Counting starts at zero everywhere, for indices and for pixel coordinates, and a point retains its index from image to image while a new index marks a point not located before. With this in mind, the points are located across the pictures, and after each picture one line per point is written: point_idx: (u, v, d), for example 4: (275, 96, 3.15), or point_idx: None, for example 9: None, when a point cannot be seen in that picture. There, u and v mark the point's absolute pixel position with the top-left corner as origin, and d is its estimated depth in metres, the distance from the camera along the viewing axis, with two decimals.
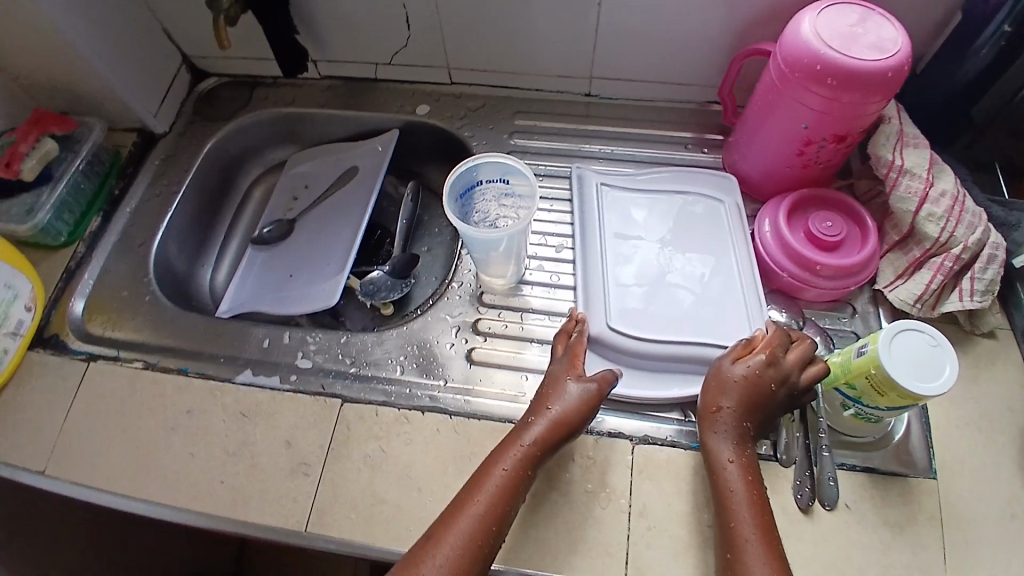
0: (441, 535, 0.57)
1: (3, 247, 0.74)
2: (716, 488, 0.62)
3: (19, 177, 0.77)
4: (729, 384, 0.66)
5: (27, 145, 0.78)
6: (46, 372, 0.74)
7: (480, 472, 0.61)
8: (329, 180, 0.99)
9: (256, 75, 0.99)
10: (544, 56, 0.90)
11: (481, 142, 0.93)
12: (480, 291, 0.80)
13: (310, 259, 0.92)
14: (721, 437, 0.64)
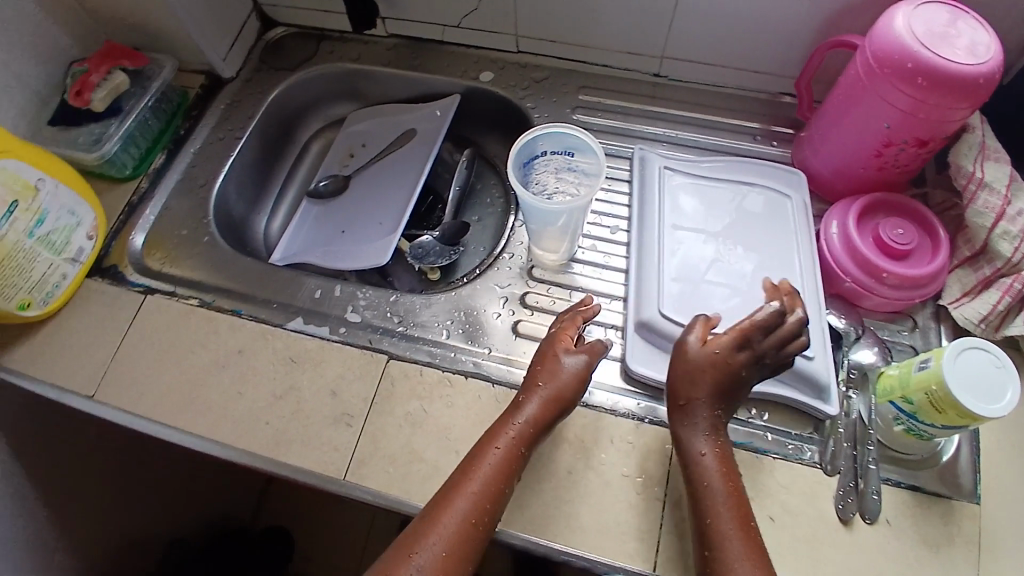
0: (436, 515, 0.57)
1: (70, 173, 0.74)
2: (691, 483, 0.60)
3: (89, 106, 0.78)
4: (697, 372, 0.63)
5: (100, 75, 0.79)
6: (104, 299, 0.75)
7: (476, 453, 0.60)
8: (387, 140, 0.99)
9: (324, 28, 0.98)
10: (618, 31, 0.86)
11: (542, 115, 0.90)
12: (531, 265, 0.79)
13: (362, 217, 0.92)
14: (695, 430, 0.62)
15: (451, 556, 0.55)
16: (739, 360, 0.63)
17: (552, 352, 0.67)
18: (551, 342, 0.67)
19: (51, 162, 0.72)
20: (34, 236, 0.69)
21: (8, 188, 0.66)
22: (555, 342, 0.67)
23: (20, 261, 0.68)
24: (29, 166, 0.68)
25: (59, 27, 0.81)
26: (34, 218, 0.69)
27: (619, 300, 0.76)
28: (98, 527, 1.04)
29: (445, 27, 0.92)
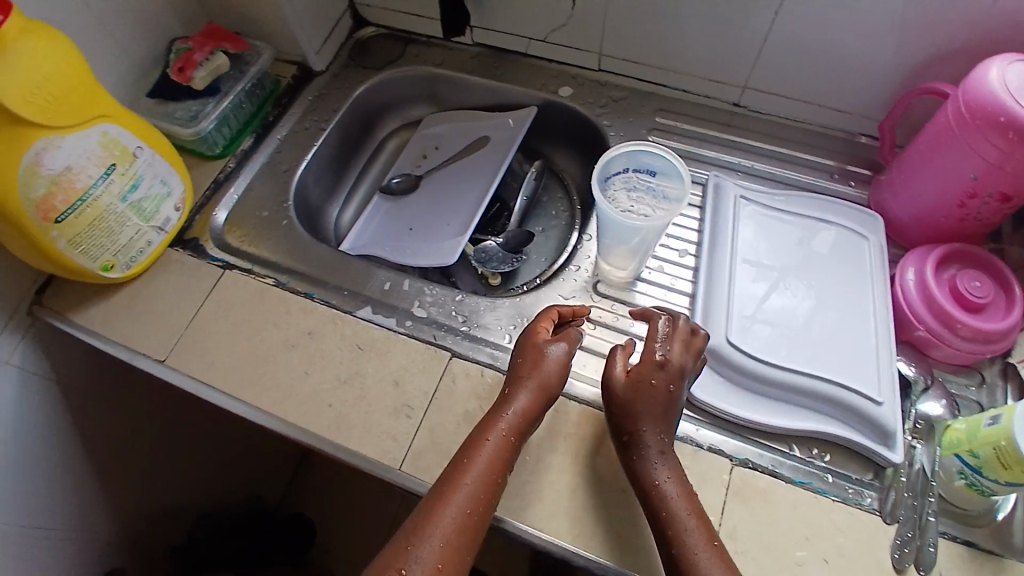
0: (432, 510, 0.57)
1: (165, 143, 0.76)
2: (650, 509, 0.60)
3: (189, 83, 0.80)
4: (631, 401, 0.63)
5: (203, 54, 0.81)
6: (183, 270, 0.78)
7: (467, 447, 0.61)
8: (459, 145, 1.01)
9: (412, 31, 1.00)
10: (703, 59, 0.87)
11: (618, 133, 0.90)
12: (596, 280, 0.79)
13: (430, 217, 0.94)
14: (647, 458, 0.61)
15: (451, 549, 0.55)
16: (664, 380, 0.64)
17: (526, 347, 0.68)
18: (528, 335, 0.67)
19: (151, 132, 0.74)
20: (126, 201, 0.71)
21: (106, 151, 0.68)
22: (523, 344, 0.68)
23: (111, 224, 0.70)
24: (129, 133, 0.70)
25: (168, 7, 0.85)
26: (128, 183, 0.71)
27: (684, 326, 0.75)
28: (142, 492, 1.06)
29: (530, 40, 0.93)
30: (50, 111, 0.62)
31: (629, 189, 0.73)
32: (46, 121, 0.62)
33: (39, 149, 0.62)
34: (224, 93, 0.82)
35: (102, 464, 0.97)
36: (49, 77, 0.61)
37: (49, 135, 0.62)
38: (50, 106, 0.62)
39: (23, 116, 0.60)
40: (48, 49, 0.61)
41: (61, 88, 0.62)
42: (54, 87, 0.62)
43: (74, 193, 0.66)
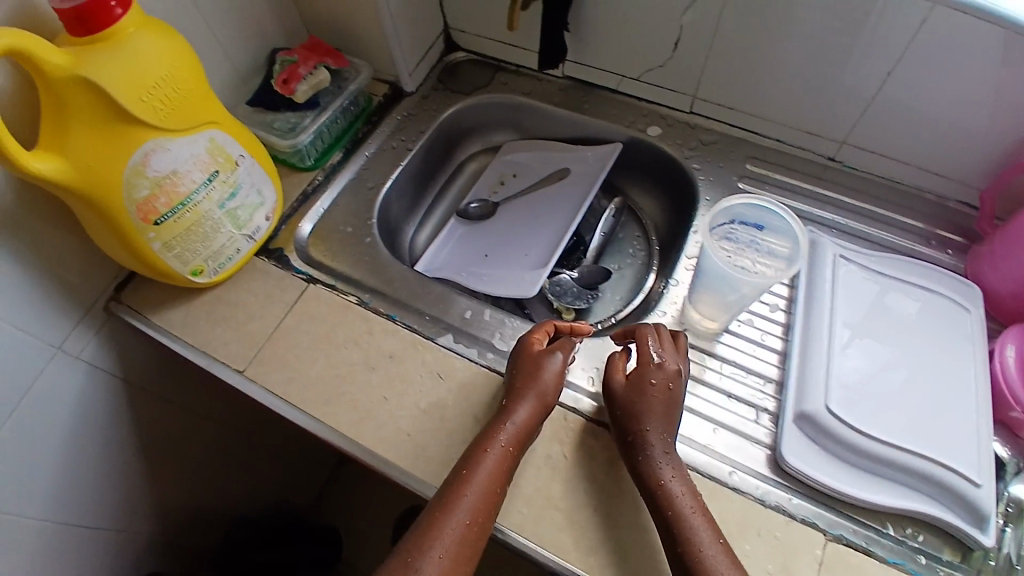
0: (433, 522, 0.58)
1: (261, 150, 0.75)
2: (656, 510, 0.60)
3: (291, 96, 0.80)
4: (637, 404, 0.64)
5: (307, 68, 0.81)
6: (268, 280, 0.78)
7: (468, 457, 0.62)
8: (539, 174, 1.01)
9: (502, 59, 1.00)
10: (803, 111, 0.85)
11: (707, 177, 0.88)
12: (682, 328, 0.76)
13: (507, 245, 0.93)
14: (653, 459, 0.62)
15: (451, 560, 0.57)
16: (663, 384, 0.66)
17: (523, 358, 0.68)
18: (524, 346, 0.68)
19: (252, 140, 0.74)
20: (224, 209, 0.71)
21: (211, 158, 0.67)
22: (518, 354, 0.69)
23: (206, 228, 0.70)
24: (233, 140, 0.70)
25: (273, 16, 0.86)
26: (227, 190, 0.71)
27: (775, 386, 0.73)
28: (185, 491, 1.06)
29: (622, 78, 0.92)
30: (163, 113, 0.61)
31: (730, 239, 0.72)
32: (158, 122, 0.61)
33: (148, 150, 0.61)
34: (323, 107, 0.83)
35: (154, 461, 0.97)
36: (166, 79, 0.60)
37: (159, 137, 0.62)
38: (164, 109, 0.61)
39: (136, 115, 0.59)
40: (167, 49, 0.60)
41: (177, 91, 0.62)
42: (170, 90, 0.61)
43: (176, 197, 0.65)
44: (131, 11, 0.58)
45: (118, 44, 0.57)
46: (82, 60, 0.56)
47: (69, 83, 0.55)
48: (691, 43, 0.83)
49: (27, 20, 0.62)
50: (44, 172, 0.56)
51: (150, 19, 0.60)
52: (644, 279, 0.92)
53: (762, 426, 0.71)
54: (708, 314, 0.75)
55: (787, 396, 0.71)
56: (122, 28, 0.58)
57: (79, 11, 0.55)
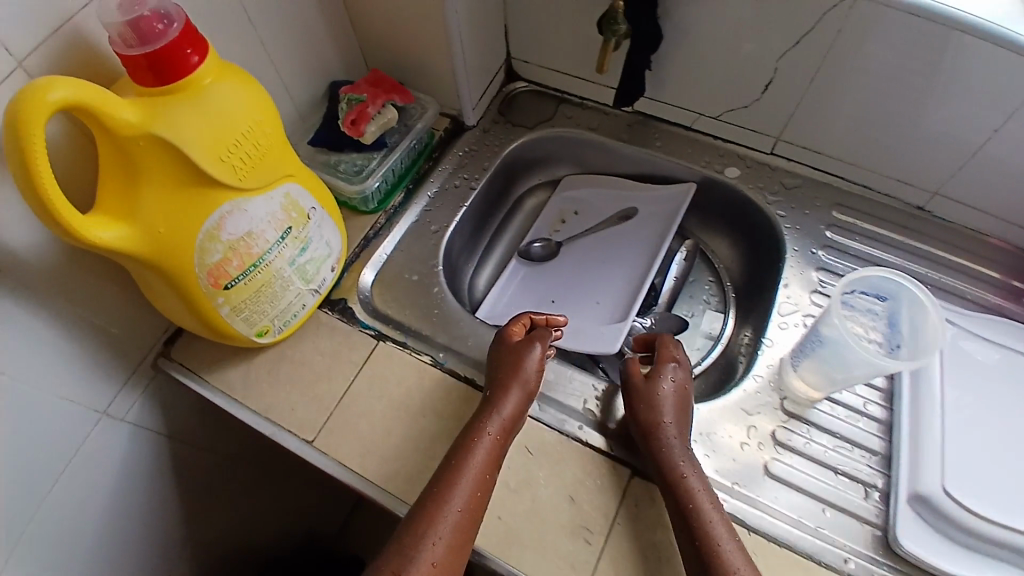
0: (427, 511, 0.57)
1: (322, 190, 0.68)
2: (676, 501, 0.59)
3: (360, 138, 0.75)
4: (657, 399, 0.65)
5: (376, 107, 0.75)
6: (334, 338, 0.72)
7: (457, 445, 0.61)
8: (603, 211, 0.95)
9: (566, 91, 0.95)
10: (894, 159, 0.80)
11: (794, 226, 0.83)
12: (782, 397, 0.72)
13: (575, 292, 0.87)
14: (674, 449, 0.61)
15: (447, 550, 0.56)
16: (670, 380, 0.67)
17: (505, 350, 0.69)
18: (504, 339, 0.69)
19: (321, 188, 0.68)
20: (294, 265, 0.65)
21: (284, 213, 0.61)
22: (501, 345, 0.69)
23: (275, 288, 0.64)
24: (306, 193, 0.64)
25: (333, 47, 0.80)
26: (297, 247, 0.65)
27: (882, 460, 0.69)
28: (223, 541, 1.00)
29: (699, 116, 0.87)
30: (243, 171, 0.55)
31: (852, 312, 0.69)
32: (238, 181, 0.55)
33: (225, 211, 0.55)
34: (391, 148, 0.78)
35: (195, 515, 0.91)
36: (249, 134, 0.54)
37: (237, 197, 0.55)
38: (244, 166, 0.55)
39: (216, 176, 0.52)
40: (249, 99, 0.54)
41: (257, 146, 0.55)
42: (251, 145, 0.55)
43: (249, 258, 0.59)
44: (209, 57, 0.52)
45: (197, 96, 0.50)
46: (158, 116, 0.49)
47: (142, 141, 0.48)
48: (782, 86, 0.78)
49: (83, 62, 0.53)
50: (109, 241, 0.49)
51: (227, 65, 0.54)
52: (720, 331, 0.87)
53: (871, 504, 0.67)
54: (815, 385, 0.70)
55: (899, 473, 0.67)
56: (201, 77, 0.51)
57: (151, 58, 0.48)
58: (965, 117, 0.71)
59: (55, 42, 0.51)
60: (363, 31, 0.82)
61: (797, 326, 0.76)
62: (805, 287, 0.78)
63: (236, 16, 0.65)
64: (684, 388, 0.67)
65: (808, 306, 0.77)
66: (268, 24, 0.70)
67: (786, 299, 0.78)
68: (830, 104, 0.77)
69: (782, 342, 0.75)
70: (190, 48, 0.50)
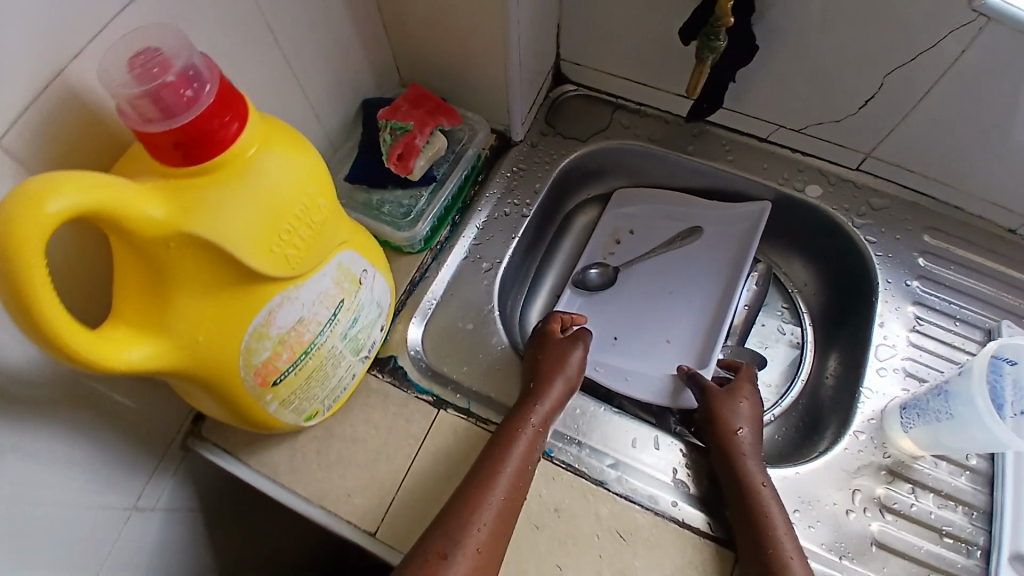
0: (477, 489, 0.55)
1: (360, 233, 0.57)
2: (749, 511, 0.58)
3: (407, 175, 0.66)
4: (737, 411, 0.66)
5: (423, 138, 0.67)
6: (388, 411, 0.64)
7: (505, 428, 0.60)
8: (663, 232, 0.86)
9: (621, 96, 0.86)
10: (999, 182, 0.71)
11: (881, 253, 0.75)
12: (886, 460, 0.64)
13: (639, 328, 0.79)
14: (751, 462, 0.62)
15: (491, 536, 0.54)
16: (744, 399, 0.68)
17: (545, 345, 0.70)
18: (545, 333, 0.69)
19: (369, 243, 0.59)
20: (346, 338, 0.56)
21: (336, 287, 0.52)
22: (540, 341, 0.70)
23: (328, 368, 0.55)
24: (356, 256, 0.55)
25: (363, 57, 0.70)
26: (349, 318, 0.56)
27: (982, 516, 0.62)
28: None
29: (778, 128, 0.78)
30: (298, 259, 0.45)
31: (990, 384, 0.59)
32: (293, 271, 0.45)
33: (275, 305, 0.45)
34: (440, 182, 0.70)
35: None
36: (304, 213, 0.44)
37: (289, 287, 0.46)
38: (299, 252, 0.45)
39: (268, 273, 0.42)
40: (302, 170, 0.43)
41: (314, 225, 0.45)
42: (306, 226, 0.45)
43: (300, 347, 0.50)
44: (249, 122, 0.41)
45: (240, 177, 0.40)
46: (194, 208, 0.38)
47: (173, 243, 0.38)
48: (886, 102, 0.68)
49: (76, 126, 0.41)
50: (136, 363, 0.40)
51: (269, 126, 0.43)
52: (800, 364, 0.80)
53: (972, 564, 0.60)
54: (924, 446, 0.62)
55: (1002, 531, 0.60)
56: (243, 151, 0.40)
57: (183, 136, 0.37)
58: None
59: (45, 105, 0.39)
60: (402, 41, 0.72)
61: (896, 371, 0.69)
62: (901, 323, 0.71)
63: (265, 42, 0.55)
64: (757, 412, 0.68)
65: (905, 347, 0.70)
66: (299, 45, 0.59)
67: (882, 340, 0.71)
68: (934, 122, 0.68)
69: (880, 390, 0.68)
70: (225, 116, 0.39)
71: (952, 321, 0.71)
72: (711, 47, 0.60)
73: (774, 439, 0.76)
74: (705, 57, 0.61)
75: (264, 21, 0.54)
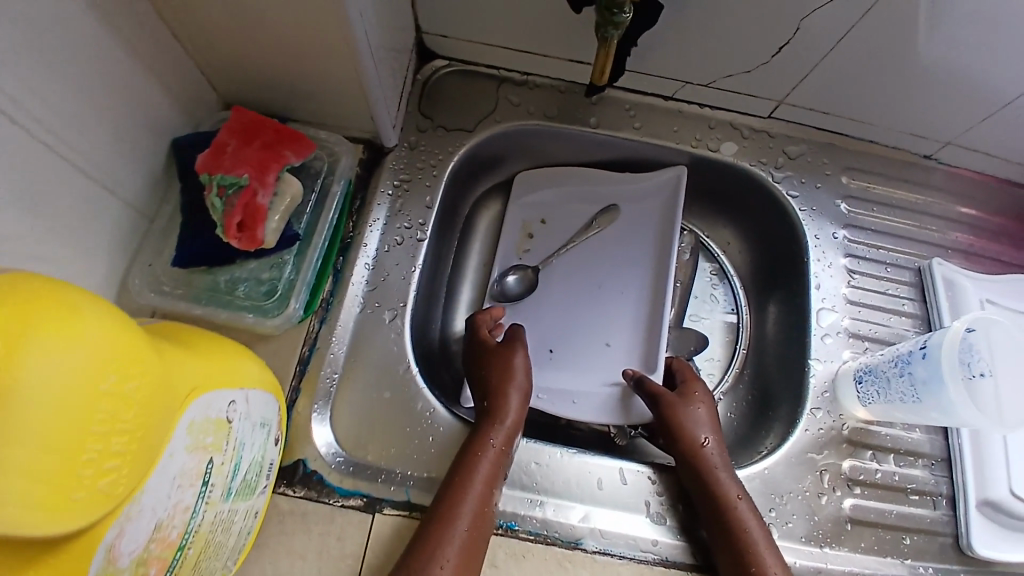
0: (440, 527, 0.51)
1: (211, 348, 0.45)
2: (727, 531, 0.54)
3: (262, 246, 0.53)
4: (699, 418, 0.61)
5: (268, 193, 0.53)
6: (311, 533, 0.54)
7: (461, 458, 0.55)
8: (580, 215, 0.75)
9: (504, 68, 0.73)
10: (910, 113, 0.67)
11: (807, 207, 0.71)
12: (842, 428, 0.63)
13: (577, 335, 0.70)
14: (725, 473, 0.57)
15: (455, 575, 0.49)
16: (699, 402, 0.63)
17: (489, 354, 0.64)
18: (484, 342, 0.64)
19: (224, 359, 0.45)
20: (230, 495, 0.45)
21: (199, 451, 0.40)
22: (479, 355, 0.63)
23: (218, 538, 0.45)
24: (215, 393, 0.42)
25: (158, 87, 0.53)
26: (228, 471, 0.44)
27: (942, 464, 0.63)
28: None
29: (683, 85, 0.70)
30: (122, 476, 0.33)
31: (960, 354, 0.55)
32: (120, 494, 0.33)
33: (113, 539, 0.34)
34: (305, 238, 0.57)
35: None
36: (107, 421, 0.31)
37: (126, 506, 0.34)
38: (120, 468, 0.33)
39: (83, 525, 0.31)
40: (85, 369, 0.30)
41: (130, 424, 0.33)
42: (119, 433, 0.32)
43: (169, 550, 0.39)
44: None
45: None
46: None
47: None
48: (802, 46, 0.61)
49: None
50: None
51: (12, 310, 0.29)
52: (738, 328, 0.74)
53: (941, 515, 0.61)
54: (875, 416, 0.62)
55: (964, 476, 0.62)
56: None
57: None
58: (1006, 71, 0.58)
59: None
60: (209, 47, 0.54)
61: (839, 335, 0.66)
62: (838, 279, 0.68)
63: None
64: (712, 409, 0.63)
65: (844, 307, 0.67)
66: (40, 105, 0.42)
67: (820, 303, 0.67)
68: (847, 61, 0.62)
69: (827, 357, 0.65)
70: None
71: (884, 266, 0.70)
72: (615, 22, 0.49)
73: (729, 418, 0.70)
74: (610, 34, 0.50)
75: None
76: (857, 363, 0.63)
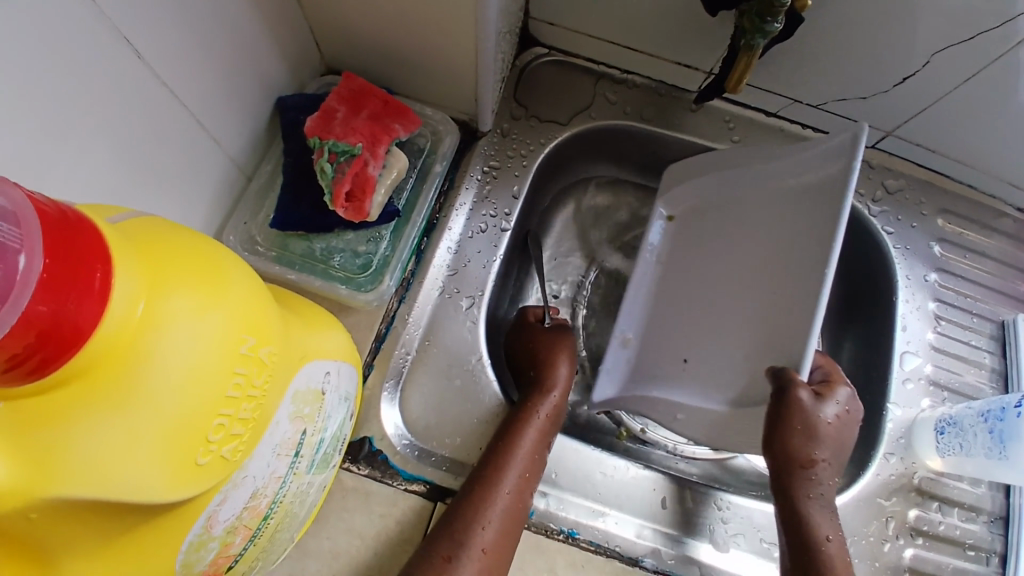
0: (484, 487, 0.50)
1: (308, 308, 0.44)
2: (806, 567, 0.50)
3: (365, 218, 0.55)
4: (824, 433, 0.51)
5: (377, 165, 0.55)
6: (372, 515, 0.53)
7: (511, 423, 0.54)
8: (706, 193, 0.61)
9: (603, 61, 0.70)
10: (1018, 165, 0.64)
11: (899, 245, 0.69)
12: (913, 476, 0.62)
13: None
14: (822, 507, 0.52)
15: (499, 534, 0.49)
16: (834, 407, 0.52)
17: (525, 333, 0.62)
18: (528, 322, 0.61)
19: (319, 323, 0.44)
20: (314, 464, 0.44)
21: (299, 420, 0.39)
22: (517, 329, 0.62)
23: (294, 509, 0.44)
24: (319, 363, 0.41)
25: (272, 45, 0.52)
26: (315, 442, 0.42)
27: (1000, 522, 0.61)
28: None
29: (790, 104, 0.67)
30: (241, 444, 0.33)
31: None
32: (238, 459, 0.33)
33: (214, 506, 0.33)
34: (403, 216, 0.59)
35: None
36: (241, 385, 0.31)
37: (233, 475, 0.33)
38: (242, 435, 0.32)
39: (201, 490, 0.31)
40: (221, 334, 0.30)
41: (258, 389, 0.32)
42: (246, 399, 0.32)
43: (258, 517, 0.38)
44: (116, 280, 0.26)
45: (132, 376, 0.27)
46: (59, 458, 0.25)
47: (37, 511, 0.26)
48: (924, 84, 0.58)
49: None
50: None
51: (154, 259, 0.28)
52: None
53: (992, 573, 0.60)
54: (949, 469, 0.61)
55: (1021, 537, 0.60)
56: (120, 339, 0.26)
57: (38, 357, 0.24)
58: None
59: None
60: (331, 10, 0.53)
61: (920, 382, 0.65)
62: (924, 322, 0.67)
63: None
64: (851, 422, 0.53)
65: (926, 352, 0.66)
66: (173, 54, 0.42)
67: (905, 346, 0.66)
68: (967, 108, 0.60)
69: (907, 403, 0.64)
70: (67, 299, 0.24)
71: (971, 317, 0.68)
72: (764, 31, 0.49)
73: None
74: (756, 42, 0.51)
75: (113, 35, 0.36)
76: (938, 412, 0.61)
